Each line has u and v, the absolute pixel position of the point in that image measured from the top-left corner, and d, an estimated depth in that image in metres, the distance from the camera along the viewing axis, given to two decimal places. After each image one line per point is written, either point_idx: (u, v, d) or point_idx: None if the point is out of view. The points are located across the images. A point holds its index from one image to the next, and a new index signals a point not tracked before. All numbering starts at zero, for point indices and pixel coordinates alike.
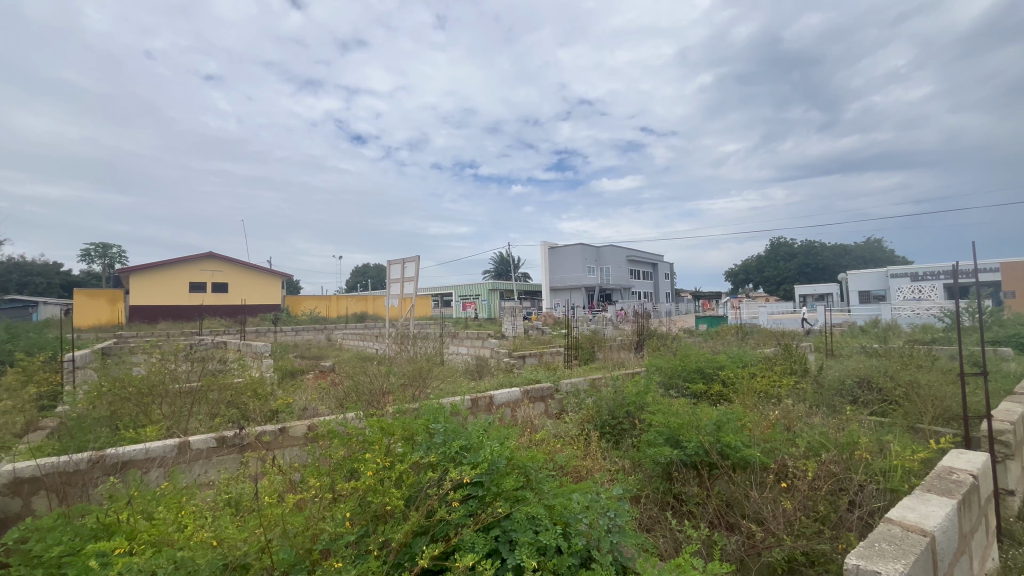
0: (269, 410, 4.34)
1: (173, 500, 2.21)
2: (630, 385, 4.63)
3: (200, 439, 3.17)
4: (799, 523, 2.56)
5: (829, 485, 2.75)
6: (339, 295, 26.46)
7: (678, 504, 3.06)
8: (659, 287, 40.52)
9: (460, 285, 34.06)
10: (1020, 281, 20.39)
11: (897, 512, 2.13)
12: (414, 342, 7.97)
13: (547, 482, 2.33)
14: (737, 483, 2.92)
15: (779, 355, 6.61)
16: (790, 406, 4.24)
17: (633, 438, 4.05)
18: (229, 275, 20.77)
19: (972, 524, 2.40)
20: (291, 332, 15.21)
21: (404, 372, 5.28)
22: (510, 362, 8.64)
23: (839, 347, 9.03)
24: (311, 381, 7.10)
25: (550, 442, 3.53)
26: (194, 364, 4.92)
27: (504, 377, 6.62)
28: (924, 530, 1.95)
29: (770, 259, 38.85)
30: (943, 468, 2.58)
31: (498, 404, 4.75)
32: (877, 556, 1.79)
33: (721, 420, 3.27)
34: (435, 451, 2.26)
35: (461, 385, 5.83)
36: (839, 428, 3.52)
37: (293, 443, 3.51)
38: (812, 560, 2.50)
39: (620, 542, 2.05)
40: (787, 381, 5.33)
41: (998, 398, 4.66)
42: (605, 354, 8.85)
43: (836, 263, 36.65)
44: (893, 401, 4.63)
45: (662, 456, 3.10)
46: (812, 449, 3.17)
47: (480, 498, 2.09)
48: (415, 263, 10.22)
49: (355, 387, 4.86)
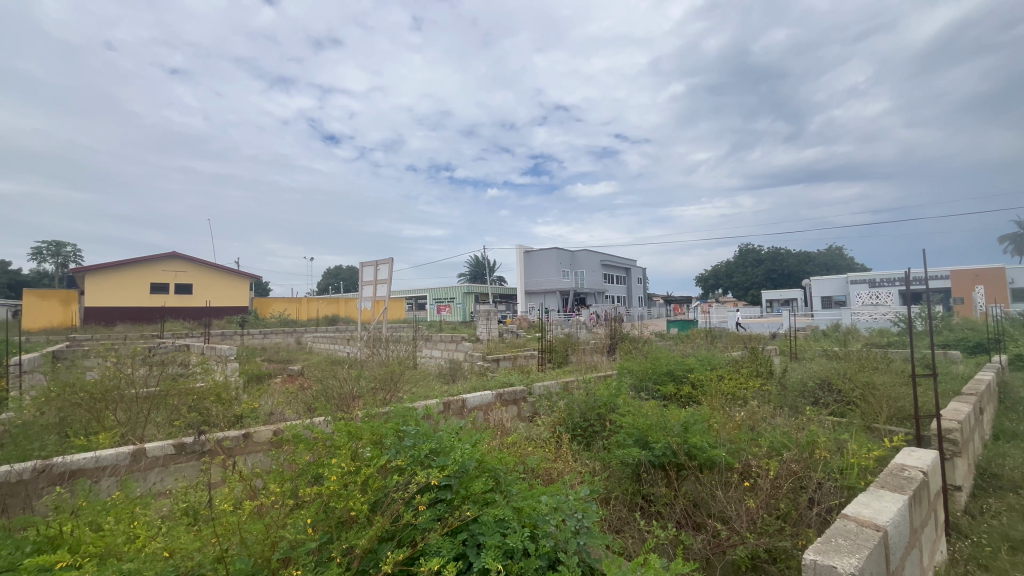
0: (233, 415, 4.20)
1: (125, 510, 2.10)
2: (602, 388, 4.67)
3: (157, 446, 3.05)
4: (762, 521, 2.62)
5: (790, 483, 2.83)
6: (309, 297, 25.80)
7: (646, 505, 3.11)
8: (632, 291, 41.19)
9: (434, 288, 33.77)
10: (968, 288, 21.64)
11: (853, 508, 2.20)
12: (387, 345, 7.87)
13: (516, 485, 2.33)
14: (704, 483, 2.98)
15: (746, 357, 6.81)
16: (755, 407, 4.35)
17: (603, 440, 4.08)
18: (193, 276, 20.04)
19: (922, 519, 2.51)
20: (258, 335, 14.75)
21: (376, 376, 5.21)
22: (484, 365, 8.61)
23: (802, 350, 9.38)
24: (278, 386, 6.88)
25: (522, 445, 3.54)
26: (153, 368, 4.72)
27: (478, 380, 6.59)
28: (877, 525, 2.03)
29: (738, 264, 40.15)
30: (897, 466, 2.69)
31: (470, 407, 4.73)
32: (834, 551, 1.85)
33: (689, 422, 3.33)
34: (404, 454, 2.23)
35: (434, 389, 5.80)
36: (800, 428, 3.65)
37: (257, 448, 3.40)
38: (774, 557, 2.56)
39: (588, 543, 2.03)
40: (753, 383, 5.48)
41: (945, 398, 4.92)
42: (579, 357, 8.96)
43: (801, 269, 38.13)
44: (850, 402, 4.84)
45: (631, 458, 3.15)
46: (774, 449, 3.27)
47: (448, 502, 2.07)
48: (389, 264, 10.12)
49: (324, 392, 4.74)
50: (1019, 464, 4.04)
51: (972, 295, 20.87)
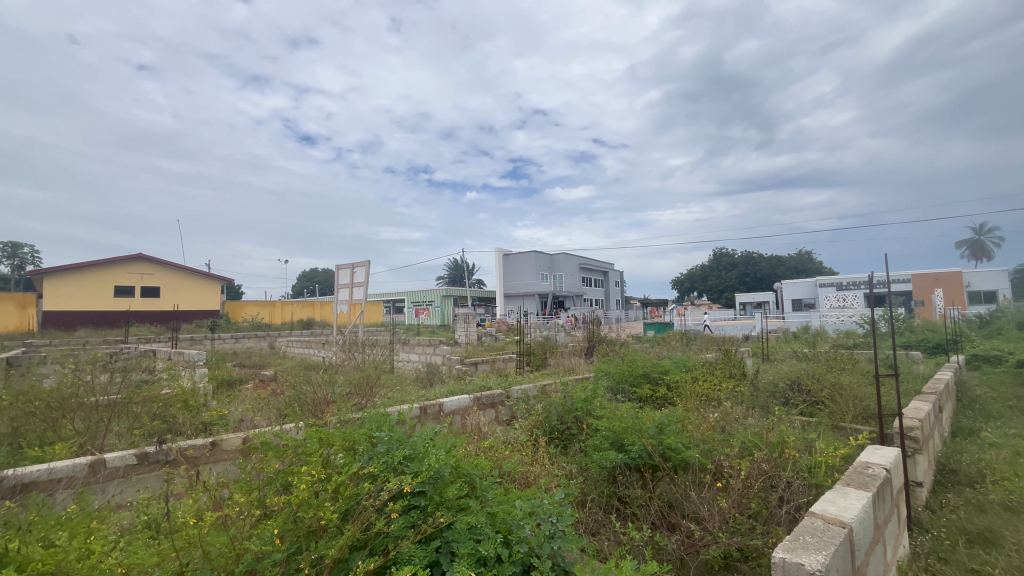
0: (200, 423, 4.07)
1: (81, 524, 2.00)
2: (579, 390, 4.70)
3: (117, 456, 2.92)
4: (734, 520, 2.66)
5: (760, 482, 2.89)
6: (283, 300, 25.23)
7: (622, 507, 3.14)
8: (610, 294, 41.66)
9: (413, 291, 33.44)
10: (928, 292, 22.60)
11: (821, 506, 2.25)
12: (362, 350, 7.75)
13: (491, 490, 2.31)
14: (678, 485, 3.01)
15: (719, 359, 6.94)
16: (728, 408, 4.43)
17: (580, 443, 4.09)
18: (161, 279, 19.38)
19: (885, 515, 2.59)
20: (229, 339, 14.34)
21: (351, 381, 5.12)
22: (462, 369, 8.56)
23: (773, 352, 9.63)
24: (249, 392, 6.68)
25: (498, 449, 3.52)
26: (114, 375, 4.53)
27: (455, 384, 6.54)
28: (842, 522, 2.08)
29: (712, 268, 41.05)
30: (862, 463, 2.77)
31: (447, 412, 4.69)
32: (801, 549, 1.89)
33: (664, 423, 3.38)
34: (377, 461, 2.19)
35: (411, 393, 5.73)
36: (771, 428, 3.73)
37: (224, 457, 3.29)
38: (745, 555, 2.60)
39: (563, 548, 2.02)
40: (726, 384, 5.58)
41: (907, 397, 5.11)
42: (557, 360, 8.99)
43: (773, 273, 39.20)
44: (819, 402, 4.98)
45: (607, 460, 3.17)
46: (746, 449, 3.33)
47: (422, 508, 2.04)
48: (365, 267, 9.99)
49: (297, 397, 4.63)
50: (975, 460, 4.23)
51: (931, 298, 21.83)
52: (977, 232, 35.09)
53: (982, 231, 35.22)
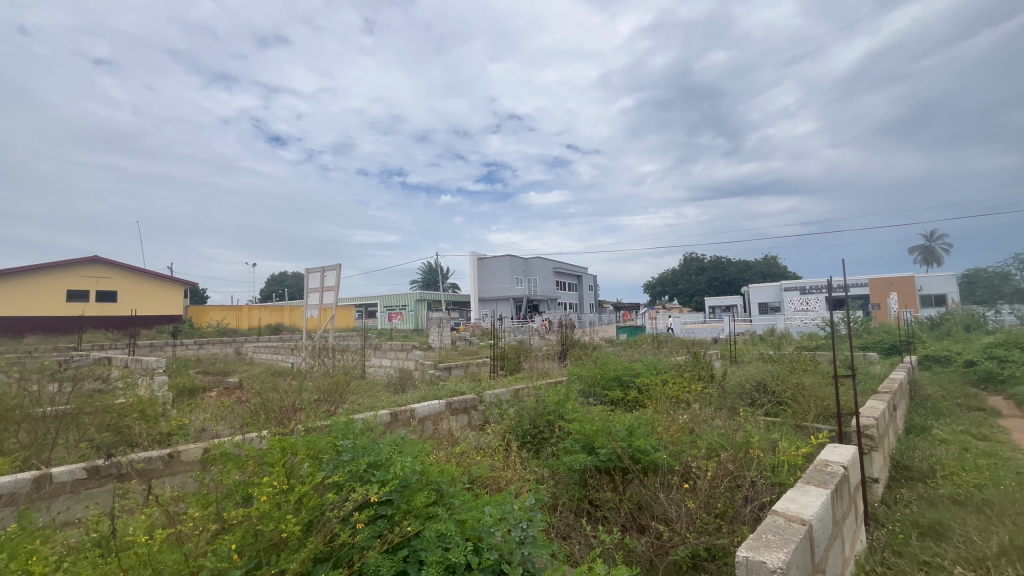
0: (159, 433, 3.90)
1: (22, 544, 1.89)
2: (551, 394, 4.72)
3: (65, 470, 2.76)
4: (701, 520, 2.71)
5: (726, 482, 2.95)
6: (250, 305, 24.47)
7: (593, 510, 3.16)
8: (584, 298, 42.10)
9: (386, 295, 32.96)
10: (884, 295, 23.71)
11: (783, 504, 2.31)
12: (333, 355, 7.58)
13: (460, 496, 2.29)
14: (648, 486, 3.05)
15: (689, 362, 7.08)
16: (697, 410, 4.52)
17: (552, 446, 4.11)
18: (118, 283, 18.53)
19: (843, 511, 2.68)
20: (192, 345, 13.81)
21: (320, 387, 4.99)
22: (435, 374, 8.47)
23: (740, 354, 9.89)
24: (212, 400, 6.42)
25: (470, 454, 3.50)
26: (65, 385, 4.29)
27: (428, 389, 6.46)
28: (803, 519, 2.14)
29: (683, 272, 42.02)
30: (821, 461, 2.87)
31: (419, 417, 4.63)
32: (764, 547, 1.94)
33: (634, 426, 3.42)
34: (342, 470, 2.15)
35: (382, 399, 5.63)
36: (736, 429, 3.82)
37: (182, 469, 3.16)
38: (712, 554, 2.65)
39: (532, 554, 2.01)
40: (696, 386, 5.70)
41: (864, 396, 5.33)
42: (531, 364, 9.01)
43: (740, 277, 40.39)
44: (783, 403, 5.14)
45: (577, 463, 3.19)
46: (713, 450, 3.41)
47: (389, 517, 2.00)
48: (336, 271, 9.80)
49: (263, 405, 4.49)
50: (925, 456, 4.45)
51: (887, 301, 22.91)
52: (928, 239, 37.08)
53: (933, 238, 37.21)
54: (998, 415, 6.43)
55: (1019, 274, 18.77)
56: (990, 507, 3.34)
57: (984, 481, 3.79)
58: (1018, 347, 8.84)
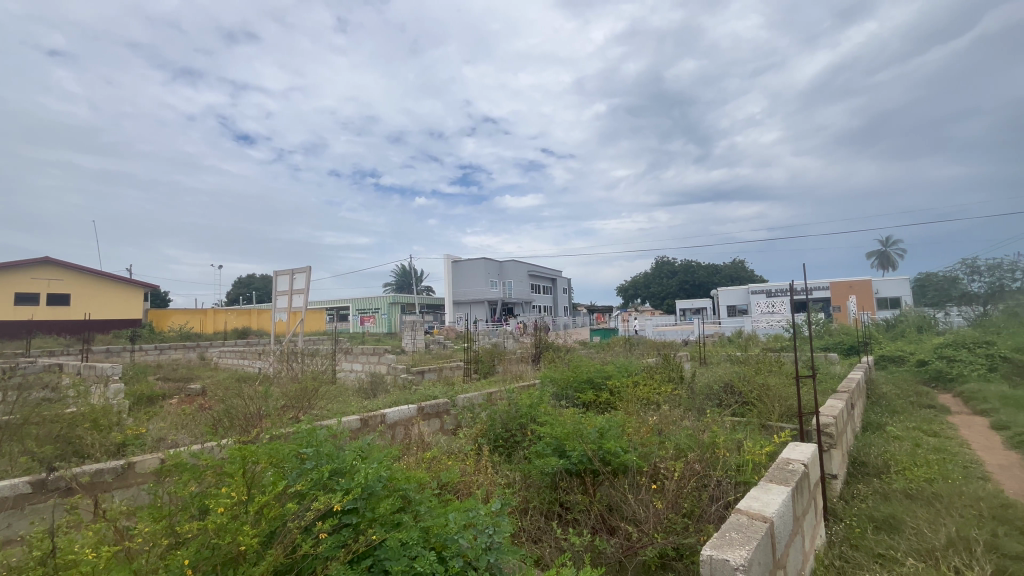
0: (114, 444, 3.72)
1: None
2: (524, 397, 4.71)
3: (8, 485, 2.61)
4: (669, 520, 2.75)
5: (692, 483, 3.01)
6: (215, 309, 23.64)
7: (563, 512, 3.17)
8: (558, 301, 42.40)
9: (358, 298, 32.38)
10: (844, 298, 24.72)
11: (746, 502, 2.37)
12: (301, 360, 7.39)
13: (427, 503, 2.25)
14: (617, 488, 3.08)
15: (659, 364, 7.20)
16: (666, 411, 4.59)
17: (524, 450, 4.10)
18: (72, 286, 17.63)
19: (803, 507, 2.77)
20: (152, 351, 13.24)
21: (287, 393, 4.86)
22: (408, 378, 8.37)
23: (709, 355, 10.14)
24: (172, 408, 6.17)
25: (440, 459, 3.47)
26: (9, 394, 4.05)
27: (399, 394, 6.37)
28: (764, 517, 2.20)
29: (655, 275, 42.85)
30: (783, 460, 2.96)
31: (389, 422, 4.55)
32: (727, 545, 1.98)
33: (604, 428, 3.45)
34: (305, 478, 2.09)
35: (352, 404, 5.52)
36: (703, 429, 3.90)
37: (137, 481, 3.02)
38: (680, 553, 2.68)
39: (499, 559, 2.00)
40: (666, 388, 5.79)
41: (825, 395, 5.54)
42: (505, 367, 9.00)
43: (710, 281, 41.43)
44: (749, 403, 5.28)
45: (548, 466, 3.19)
46: (681, 450, 3.47)
47: (354, 526, 1.95)
48: (306, 273, 9.57)
49: (226, 412, 4.34)
50: (881, 452, 4.65)
51: (847, 303, 23.89)
52: (884, 244, 38.83)
53: (889, 243, 39.05)
54: (947, 412, 6.77)
55: (965, 278, 19.86)
56: (940, 500, 3.51)
57: (934, 476, 3.99)
58: (965, 348, 9.35)
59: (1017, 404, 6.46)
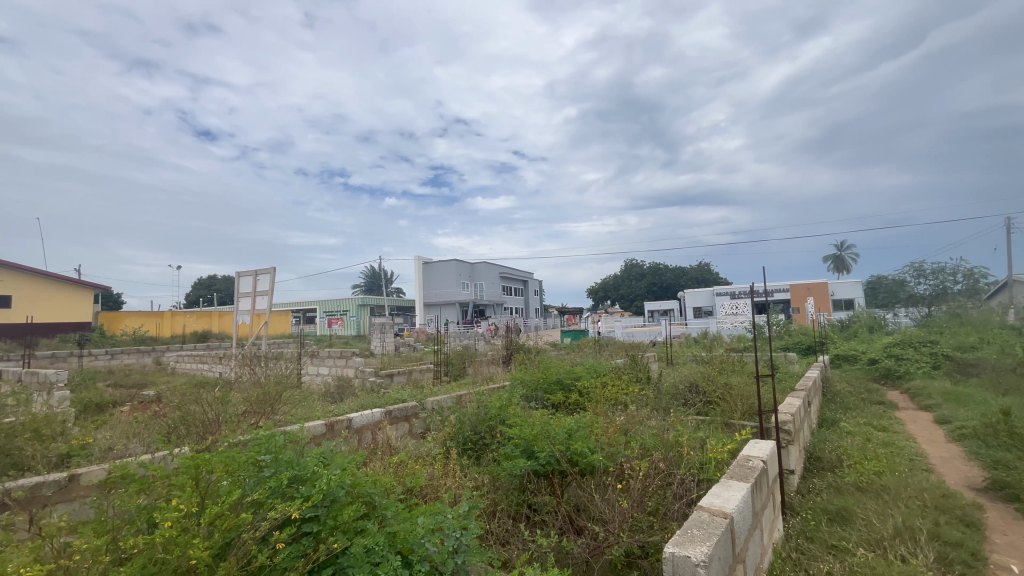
0: (56, 455, 3.50)
1: None
2: (493, 399, 4.70)
3: None
4: (634, 519, 2.79)
5: (656, 481, 3.06)
6: (172, 311, 22.65)
7: (531, 514, 3.18)
8: (530, 303, 42.59)
9: (325, 301, 31.64)
10: (803, 300, 25.79)
11: (707, 499, 2.43)
12: (265, 364, 7.16)
13: (391, 508, 2.21)
14: (584, 488, 3.10)
15: (628, 364, 7.33)
16: (634, 412, 4.67)
17: (493, 452, 4.09)
18: (14, 287, 16.59)
19: (762, 502, 2.86)
20: (103, 355, 12.57)
21: (248, 398, 4.70)
22: (376, 381, 8.22)
23: (675, 356, 10.39)
24: (123, 415, 5.87)
25: (407, 464, 3.41)
26: None
27: (367, 397, 6.25)
28: (724, 513, 2.26)
29: (625, 277, 43.63)
30: (743, 457, 3.05)
31: (356, 427, 4.45)
32: (689, 542, 2.02)
33: (572, 429, 3.47)
34: (263, 487, 2.03)
35: (317, 409, 5.39)
36: (669, 428, 3.98)
37: (80, 494, 2.87)
38: (645, 551, 2.72)
39: (466, 562, 1.98)
40: (633, 388, 5.89)
41: (783, 393, 5.75)
42: (475, 369, 8.97)
43: (677, 282, 42.49)
44: (712, 401, 5.43)
45: (516, 468, 3.18)
46: (646, 449, 3.53)
47: (314, 534, 1.90)
48: (271, 274, 9.28)
49: (182, 419, 4.16)
50: (834, 447, 4.87)
51: (805, 305, 24.94)
52: (839, 248, 40.78)
53: (843, 247, 41.02)
54: (895, 408, 7.16)
55: (912, 280, 21.07)
56: (888, 492, 3.70)
57: (883, 469, 4.20)
58: (912, 346, 9.90)
59: (957, 399, 6.89)
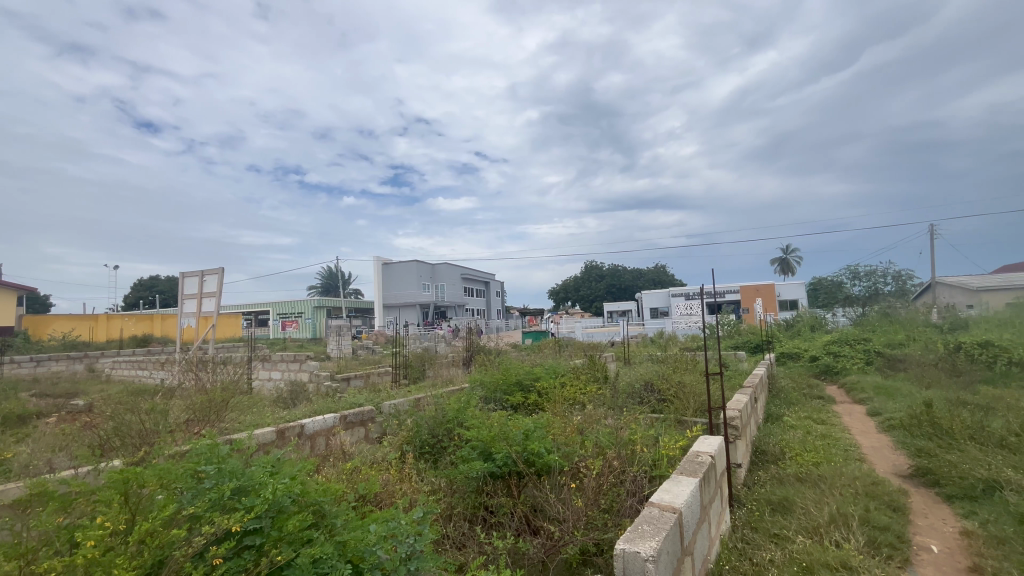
0: None
1: None
2: (451, 401, 4.65)
3: None
4: (589, 516, 2.83)
5: (611, 479, 3.12)
6: (109, 315, 21.15)
7: (488, 516, 3.17)
8: (492, 304, 42.58)
9: (278, 303, 30.42)
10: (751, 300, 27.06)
11: (659, 495, 2.50)
12: (210, 369, 6.80)
13: (341, 516, 2.15)
14: (540, 488, 3.12)
15: (586, 364, 7.45)
16: (591, 411, 4.75)
17: (450, 455, 4.05)
18: None
19: (709, 496, 2.97)
20: (28, 363, 11.58)
21: (191, 406, 4.45)
22: (332, 386, 7.99)
23: (632, 355, 10.67)
24: (47, 428, 5.41)
25: (360, 469, 3.32)
26: None
27: (322, 402, 6.06)
28: (674, 508, 2.33)
29: (585, 279, 44.40)
30: (693, 453, 3.16)
31: (308, 433, 4.30)
32: (639, 537, 2.07)
33: (530, 430, 3.49)
34: (201, 499, 1.92)
35: (267, 415, 5.17)
36: (623, 427, 4.07)
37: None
38: (599, 548, 2.77)
39: (419, 567, 1.95)
40: (591, 388, 5.99)
41: (732, 390, 6.00)
42: (435, 371, 8.87)
43: (635, 284, 43.66)
44: (666, 399, 5.60)
45: (473, 471, 3.16)
46: (600, 447, 3.60)
47: (257, 547, 1.81)
48: (218, 274, 8.84)
49: (116, 428, 3.89)
50: (778, 440, 5.14)
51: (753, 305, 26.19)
52: (784, 251, 43.21)
53: (788, 250, 43.46)
54: (833, 402, 7.63)
55: (849, 282, 22.54)
56: (824, 481, 3.93)
57: (820, 459, 4.47)
58: (848, 344, 10.59)
59: (887, 393, 7.42)
